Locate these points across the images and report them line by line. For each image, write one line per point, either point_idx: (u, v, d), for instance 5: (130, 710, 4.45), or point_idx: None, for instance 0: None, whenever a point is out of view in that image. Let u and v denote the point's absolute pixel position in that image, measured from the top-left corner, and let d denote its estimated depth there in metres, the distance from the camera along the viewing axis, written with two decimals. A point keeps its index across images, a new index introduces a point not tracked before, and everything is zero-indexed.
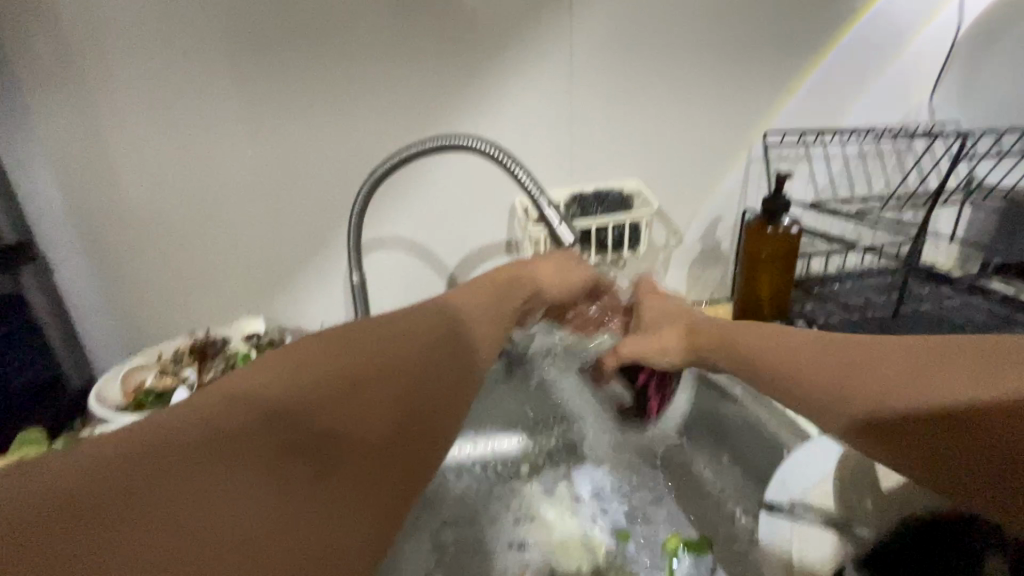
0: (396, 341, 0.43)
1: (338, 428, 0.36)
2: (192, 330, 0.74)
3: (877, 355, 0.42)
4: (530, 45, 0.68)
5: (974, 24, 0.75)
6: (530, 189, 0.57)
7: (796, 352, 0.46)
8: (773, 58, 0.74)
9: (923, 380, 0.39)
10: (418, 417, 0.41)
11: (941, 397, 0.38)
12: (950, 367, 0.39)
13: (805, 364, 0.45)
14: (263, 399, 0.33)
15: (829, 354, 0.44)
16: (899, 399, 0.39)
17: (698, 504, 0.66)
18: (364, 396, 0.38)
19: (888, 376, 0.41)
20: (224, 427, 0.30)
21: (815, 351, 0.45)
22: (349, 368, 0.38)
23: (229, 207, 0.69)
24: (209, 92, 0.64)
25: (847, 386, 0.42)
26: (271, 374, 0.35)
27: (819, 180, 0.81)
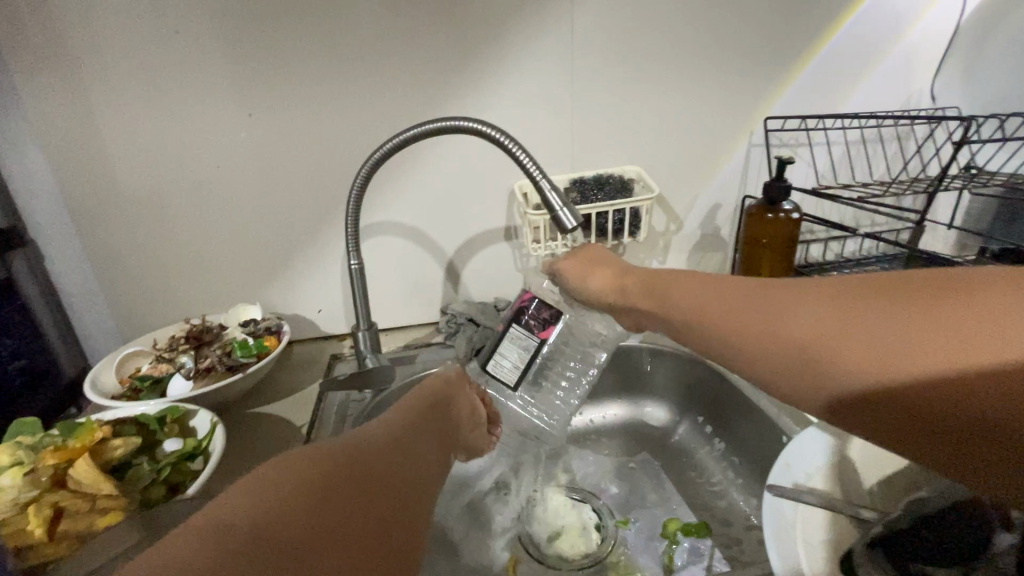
0: (376, 433, 0.37)
1: (342, 533, 0.28)
2: (188, 316, 0.74)
3: (807, 303, 0.34)
4: (530, 26, 0.66)
5: (980, 6, 0.74)
6: (532, 173, 0.56)
7: (724, 307, 0.38)
8: (776, 41, 0.73)
9: (892, 340, 0.30)
10: (419, 512, 0.34)
11: (891, 353, 0.29)
12: (898, 312, 0.31)
13: (763, 325, 0.35)
14: (280, 521, 0.27)
15: (800, 322, 0.33)
16: (835, 357, 0.31)
17: (696, 489, 0.66)
18: (363, 487, 0.31)
19: (820, 328, 0.32)
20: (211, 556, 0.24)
21: (742, 300, 0.37)
22: (335, 458, 0.32)
23: (224, 191, 0.68)
24: (202, 73, 0.62)
25: (775, 342, 0.34)
26: (252, 483, 0.29)
27: (819, 165, 0.81)
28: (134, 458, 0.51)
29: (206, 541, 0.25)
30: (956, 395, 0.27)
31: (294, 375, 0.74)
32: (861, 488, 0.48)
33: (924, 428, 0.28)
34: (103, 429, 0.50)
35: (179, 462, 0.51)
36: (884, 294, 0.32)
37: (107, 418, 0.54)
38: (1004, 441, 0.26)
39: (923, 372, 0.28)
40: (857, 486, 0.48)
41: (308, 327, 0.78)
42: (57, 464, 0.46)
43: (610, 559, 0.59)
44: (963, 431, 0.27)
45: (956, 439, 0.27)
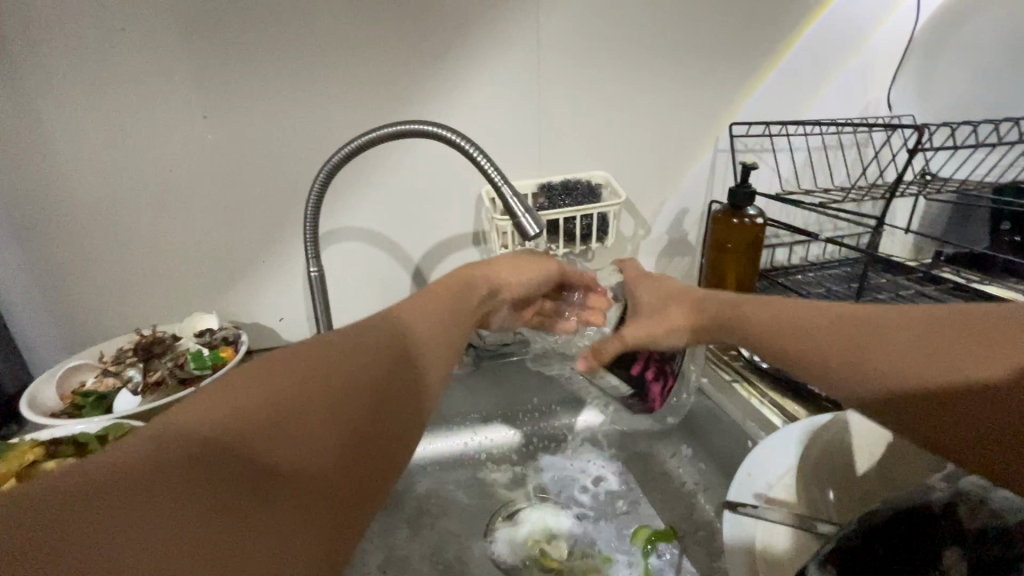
0: (360, 356, 0.35)
1: (287, 465, 0.28)
2: (139, 326, 0.70)
3: (879, 325, 0.38)
4: (496, 30, 0.66)
5: (932, 18, 0.77)
6: (495, 179, 0.56)
7: (804, 327, 0.42)
8: (740, 49, 0.74)
9: (915, 354, 0.36)
10: (381, 455, 0.33)
11: (929, 366, 0.35)
12: (951, 337, 0.35)
13: (824, 342, 0.40)
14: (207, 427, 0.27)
15: (848, 331, 0.39)
16: (887, 367, 0.36)
17: (663, 491, 0.67)
18: (319, 419, 0.30)
19: (878, 345, 0.37)
20: (146, 466, 0.24)
21: (821, 319, 0.42)
22: (298, 385, 0.31)
23: (177, 196, 0.65)
24: (150, 72, 0.59)
25: (841, 354, 0.39)
26: (209, 399, 0.28)
27: (783, 171, 0.82)
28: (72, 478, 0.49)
29: (146, 449, 0.25)
30: (968, 399, 0.33)
31: None
32: (821, 493, 0.48)
33: (936, 420, 0.34)
34: (37, 449, 0.49)
35: None
36: (939, 322, 0.36)
37: (42, 437, 0.51)
38: (997, 437, 0.32)
39: (931, 381, 0.34)
40: (818, 492, 0.48)
41: (270, 336, 0.75)
42: None
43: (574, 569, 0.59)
44: (958, 427, 0.33)
45: (942, 423, 0.34)
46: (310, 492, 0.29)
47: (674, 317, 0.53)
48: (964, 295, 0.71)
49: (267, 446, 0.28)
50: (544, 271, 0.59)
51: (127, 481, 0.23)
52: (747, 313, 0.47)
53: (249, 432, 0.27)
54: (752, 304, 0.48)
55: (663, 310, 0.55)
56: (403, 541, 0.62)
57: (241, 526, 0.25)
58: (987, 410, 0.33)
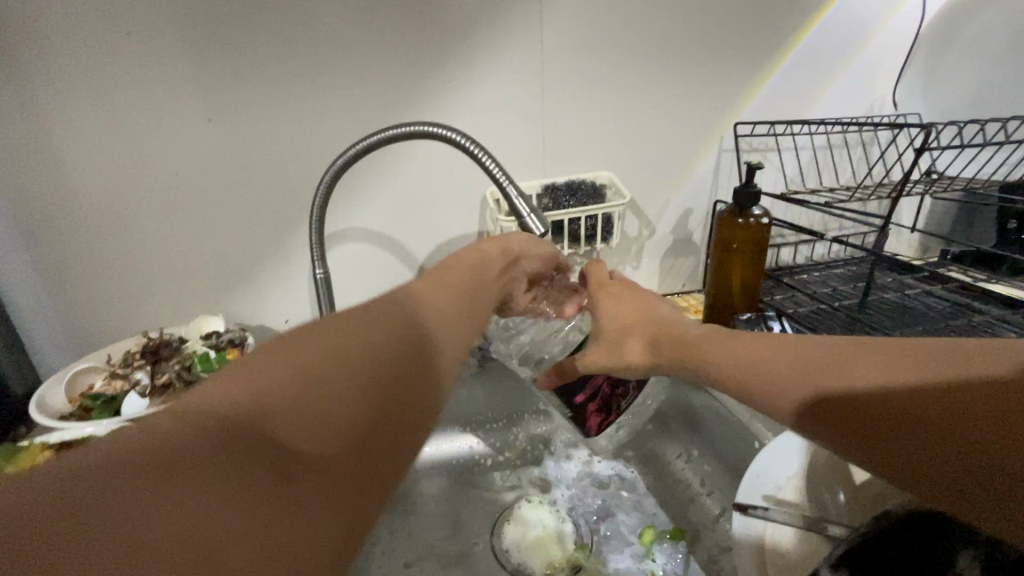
0: (377, 336, 0.34)
1: (319, 439, 0.28)
2: (146, 329, 0.70)
3: (830, 349, 0.35)
4: (500, 32, 0.66)
5: (937, 18, 0.77)
6: (501, 181, 0.56)
7: (753, 351, 0.39)
8: (745, 48, 0.74)
9: (878, 367, 0.32)
10: (408, 429, 0.33)
11: (882, 386, 0.31)
12: (901, 359, 0.32)
13: (772, 361, 0.38)
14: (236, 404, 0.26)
15: (807, 353, 0.36)
16: (838, 387, 0.33)
17: (669, 493, 0.67)
18: (345, 393, 0.30)
19: (826, 369, 0.34)
20: (172, 452, 0.23)
21: (770, 345, 0.39)
22: (315, 364, 0.30)
23: (183, 199, 0.65)
24: (158, 75, 0.60)
25: (790, 381, 0.36)
26: (225, 384, 0.27)
27: (788, 170, 0.82)
28: None
29: (166, 436, 0.24)
30: (920, 423, 0.29)
31: None
32: (830, 494, 0.48)
33: (896, 451, 0.30)
34: (48, 450, 0.50)
35: None
36: (893, 348, 0.33)
37: (51, 441, 0.52)
38: (979, 455, 0.27)
39: (887, 389, 0.31)
40: (827, 493, 0.48)
41: (275, 338, 0.76)
42: None
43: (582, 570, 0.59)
44: (908, 447, 0.29)
45: (902, 443, 0.30)
46: (341, 469, 0.28)
47: (630, 340, 0.51)
48: (970, 294, 0.71)
49: (301, 419, 0.28)
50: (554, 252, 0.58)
51: (167, 463, 0.23)
52: (695, 340, 0.44)
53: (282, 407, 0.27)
54: (702, 330, 0.45)
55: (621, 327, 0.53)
56: (412, 543, 0.63)
57: (278, 505, 0.25)
58: (943, 437, 0.28)
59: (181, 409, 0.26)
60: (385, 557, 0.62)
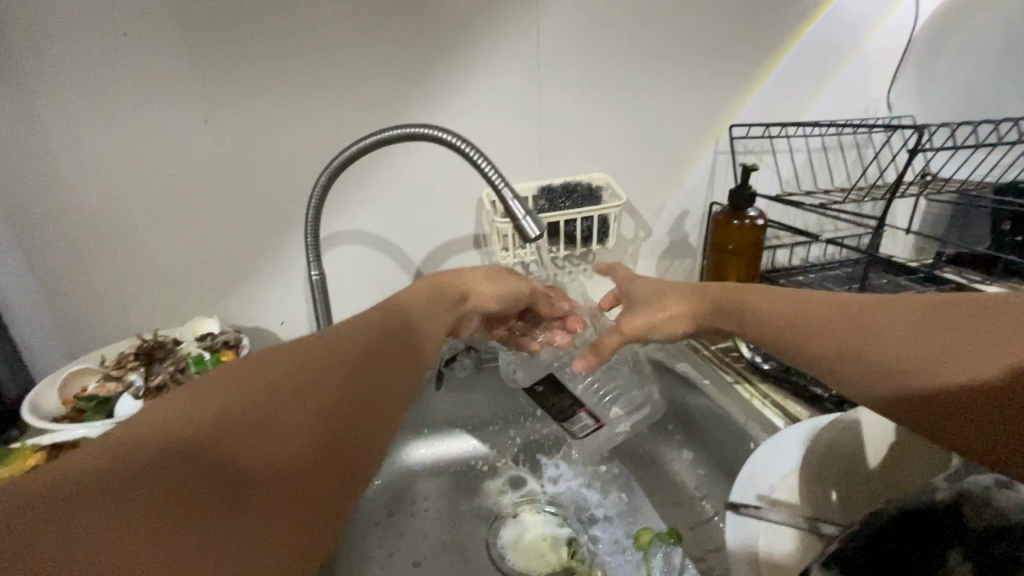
0: (320, 361, 0.35)
1: (287, 444, 0.30)
2: (141, 331, 0.70)
3: (880, 314, 0.40)
4: (496, 33, 0.66)
5: (930, 21, 0.77)
6: (496, 182, 0.56)
7: (814, 316, 0.43)
8: (740, 51, 0.74)
9: (904, 341, 0.38)
10: (361, 448, 0.34)
11: (945, 356, 0.36)
12: (958, 327, 0.36)
13: (827, 331, 0.41)
14: (210, 407, 0.29)
15: (844, 323, 0.41)
16: (898, 360, 0.37)
17: (665, 493, 0.67)
18: (313, 402, 0.33)
19: (899, 337, 0.38)
20: (123, 474, 0.25)
21: (823, 310, 0.43)
22: (265, 392, 0.31)
23: (178, 199, 0.65)
24: (153, 75, 0.60)
25: (858, 348, 0.39)
26: (172, 411, 0.29)
27: (783, 172, 0.82)
28: None
29: (111, 463, 0.25)
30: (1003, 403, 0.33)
31: None
32: (822, 496, 0.48)
33: (950, 423, 0.35)
34: (39, 454, 0.50)
35: None
36: (928, 314, 0.38)
37: (46, 442, 0.51)
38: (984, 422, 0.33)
39: (936, 369, 0.36)
40: (824, 494, 0.48)
41: (270, 340, 0.76)
42: None
43: (579, 571, 0.59)
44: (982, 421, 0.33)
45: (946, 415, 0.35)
46: (290, 488, 0.29)
47: (672, 307, 0.54)
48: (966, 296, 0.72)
49: (273, 425, 0.30)
50: (512, 293, 0.58)
51: (146, 468, 0.25)
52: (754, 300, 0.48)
53: (251, 413, 0.30)
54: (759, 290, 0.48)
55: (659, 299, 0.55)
56: (408, 546, 0.63)
57: (227, 516, 0.26)
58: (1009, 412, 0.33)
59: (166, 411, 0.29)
60: (392, 558, 0.62)
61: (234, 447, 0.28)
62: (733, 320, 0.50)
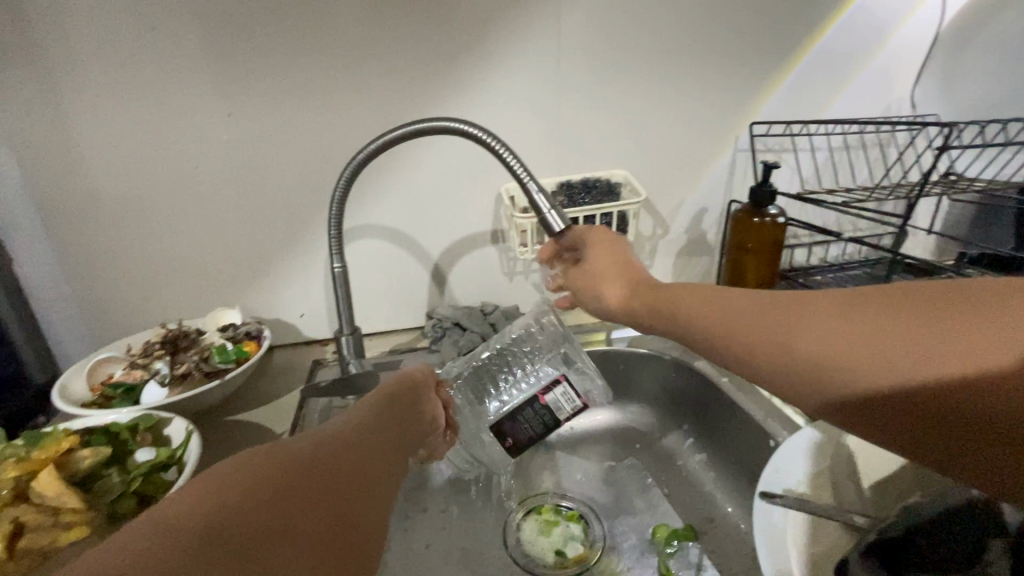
0: (343, 442, 0.34)
1: (334, 519, 0.29)
2: (165, 321, 0.72)
3: (835, 310, 0.33)
4: (517, 29, 0.66)
5: (955, 18, 0.76)
6: (520, 176, 0.56)
7: (750, 319, 0.37)
8: (762, 48, 0.74)
9: (863, 340, 0.31)
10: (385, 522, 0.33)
11: (918, 359, 0.29)
12: (928, 321, 0.30)
13: (771, 342, 0.35)
14: (261, 483, 0.28)
15: (803, 318, 0.34)
16: (857, 368, 0.31)
17: (682, 490, 0.67)
18: (353, 478, 0.32)
19: (852, 338, 0.32)
20: (186, 559, 0.23)
21: (768, 307, 0.36)
22: (309, 466, 0.30)
23: (203, 191, 0.66)
24: (180, 67, 0.60)
25: (814, 352, 0.33)
26: (208, 490, 0.26)
27: (804, 170, 0.82)
28: (102, 469, 0.49)
29: (167, 540, 0.23)
30: (971, 408, 0.28)
31: (274, 382, 0.72)
32: (851, 491, 0.47)
33: (949, 439, 0.29)
34: (72, 438, 0.49)
35: (152, 472, 0.49)
36: (892, 307, 0.32)
37: (76, 426, 0.52)
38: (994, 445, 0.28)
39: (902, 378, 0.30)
40: (847, 494, 0.47)
41: (290, 332, 0.77)
42: (18, 476, 0.45)
43: (596, 566, 0.59)
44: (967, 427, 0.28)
45: (934, 429, 0.29)
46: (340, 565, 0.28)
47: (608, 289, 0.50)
48: None
49: (323, 498, 0.29)
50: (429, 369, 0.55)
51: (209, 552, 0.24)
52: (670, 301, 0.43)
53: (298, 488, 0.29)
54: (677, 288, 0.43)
55: (601, 277, 0.51)
56: (428, 540, 0.63)
57: None
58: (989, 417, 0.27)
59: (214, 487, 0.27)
60: (416, 549, 0.62)
61: (292, 522, 0.27)
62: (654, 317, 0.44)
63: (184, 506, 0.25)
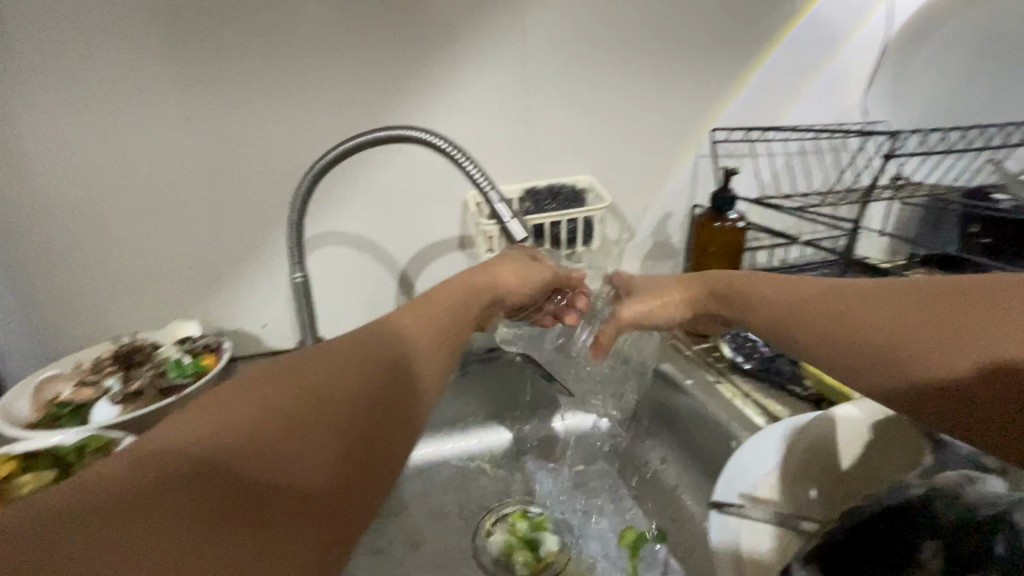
0: (357, 357, 0.34)
1: (331, 434, 0.29)
2: (118, 333, 0.69)
3: (888, 305, 0.39)
4: (481, 35, 0.66)
5: (902, 28, 0.79)
6: (480, 184, 0.56)
7: (814, 309, 0.43)
8: (721, 57, 0.75)
9: (903, 333, 0.38)
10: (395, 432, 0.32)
11: (947, 352, 0.35)
12: (962, 316, 0.36)
13: (829, 331, 0.41)
14: (262, 404, 0.29)
15: (852, 311, 0.41)
16: (898, 359, 0.37)
17: (650, 493, 0.68)
18: (362, 393, 0.32)
19: (891, 331, 0.38)
20: (172, 471, 0.25)
21: (831, 300, 0.42)
22: (314, 386, 0.31)
23: (157, 198, 0.64)
24: (131, 71, 0.58)
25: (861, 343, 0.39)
26: (214, 410, 0.28)
27: (763, 175, 0.84)
28: None
29: (159, 454, 0.25)
30: (981, 397, 0.34)
31: None
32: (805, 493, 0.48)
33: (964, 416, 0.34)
34: (11, 465, 0.49)
35: None
36: (929, 304, 0.37)
37: (17, 450, 0.50)
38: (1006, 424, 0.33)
39: (934, 371, 0.36)
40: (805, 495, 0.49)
41: (252, 343, 0.75)
42: None
43: (566, 570, 0.60)
44: (981, 411, 0.34)
45: (958, 411, 0.35)
46: (334, 474, 0.28)
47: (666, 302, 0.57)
48: None
49: (326, 416, 0.30)
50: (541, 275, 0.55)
51: (196, 465, 0.25)
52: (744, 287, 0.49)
53: (300, 407, 0.29)
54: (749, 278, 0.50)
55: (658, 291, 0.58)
56: (396, 552, 0.62)
57: (266, 514, 0.25)
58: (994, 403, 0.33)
59: (219, 406, 0.28)
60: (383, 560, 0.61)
61: (286, 437, 0.28)
62: (721, 309, 0.52)
63: (191, 420, 0.27)
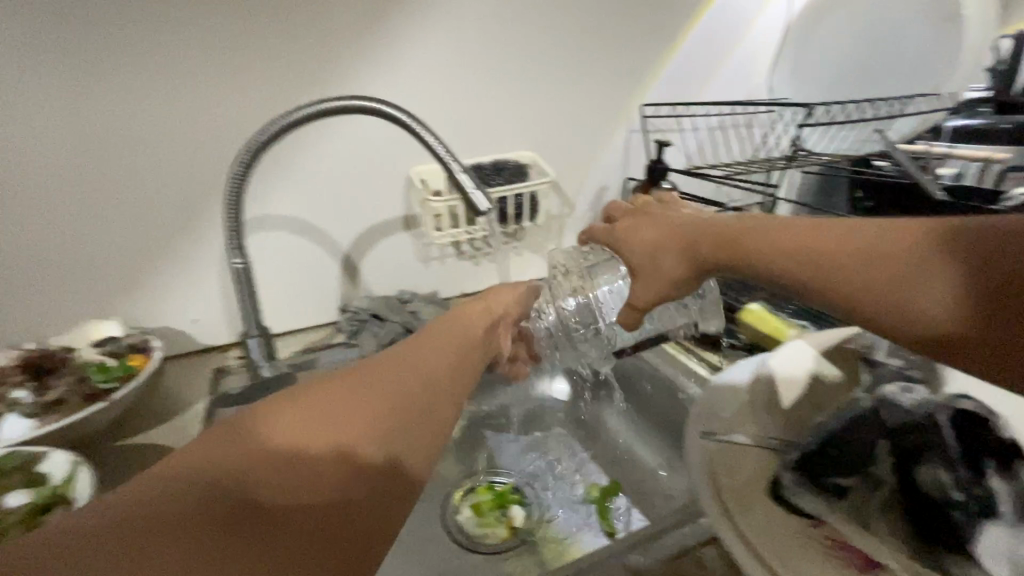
0: (365, 382, 0.30)
1: (327, 475, 0.25)
2: (19, 341, 0.61)
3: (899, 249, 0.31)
4: (418, 7, 0.64)
5: (801, 12, 0.87)
6: (442, 156, 0.55)
7: (805, 250, 0.34)
8: (648, 35, 0.79)
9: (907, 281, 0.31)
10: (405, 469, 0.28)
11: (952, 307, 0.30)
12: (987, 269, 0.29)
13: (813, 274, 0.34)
14: (255, 440, 0.25)
15: (852, 255, 0.33)
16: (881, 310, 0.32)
17: (604, 450, 0.72)
18: (370, 422, 0.28)
19: (884, 278, 0.31)
20: (142, 516, 0.21)
21: (835, 240, 0.33)
22: (314, 414, 0.27)
23: (58, 185, 0.56)
24: (13, 37, 0.50)
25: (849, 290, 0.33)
26: (205, 447, 0.25)
27: (688, 148, 0.90)
28: None
29: (131, 500, 0.22)
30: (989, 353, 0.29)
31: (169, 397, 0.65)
32: None
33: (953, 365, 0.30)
34: None
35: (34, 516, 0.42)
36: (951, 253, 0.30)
37: None
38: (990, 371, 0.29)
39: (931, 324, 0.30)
40: None
41: (182, 341, 0.69)
42: None
43: (537, 534, 0.62)
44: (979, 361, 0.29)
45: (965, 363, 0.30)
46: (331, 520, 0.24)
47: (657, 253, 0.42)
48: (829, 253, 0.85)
49: (323, 453, 0.26)
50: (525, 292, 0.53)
51: (172, 513, 0.22)
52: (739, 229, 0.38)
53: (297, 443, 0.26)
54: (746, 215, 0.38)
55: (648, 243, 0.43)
56: None
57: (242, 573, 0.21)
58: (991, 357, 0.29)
59: (208, 446, 0.25)
60: None
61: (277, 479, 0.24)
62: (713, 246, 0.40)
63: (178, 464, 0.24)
